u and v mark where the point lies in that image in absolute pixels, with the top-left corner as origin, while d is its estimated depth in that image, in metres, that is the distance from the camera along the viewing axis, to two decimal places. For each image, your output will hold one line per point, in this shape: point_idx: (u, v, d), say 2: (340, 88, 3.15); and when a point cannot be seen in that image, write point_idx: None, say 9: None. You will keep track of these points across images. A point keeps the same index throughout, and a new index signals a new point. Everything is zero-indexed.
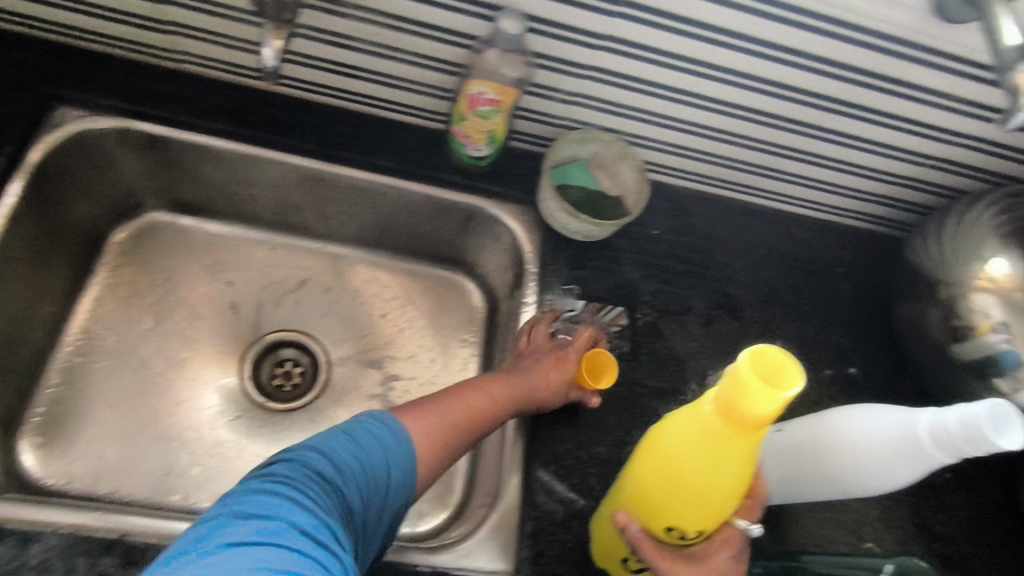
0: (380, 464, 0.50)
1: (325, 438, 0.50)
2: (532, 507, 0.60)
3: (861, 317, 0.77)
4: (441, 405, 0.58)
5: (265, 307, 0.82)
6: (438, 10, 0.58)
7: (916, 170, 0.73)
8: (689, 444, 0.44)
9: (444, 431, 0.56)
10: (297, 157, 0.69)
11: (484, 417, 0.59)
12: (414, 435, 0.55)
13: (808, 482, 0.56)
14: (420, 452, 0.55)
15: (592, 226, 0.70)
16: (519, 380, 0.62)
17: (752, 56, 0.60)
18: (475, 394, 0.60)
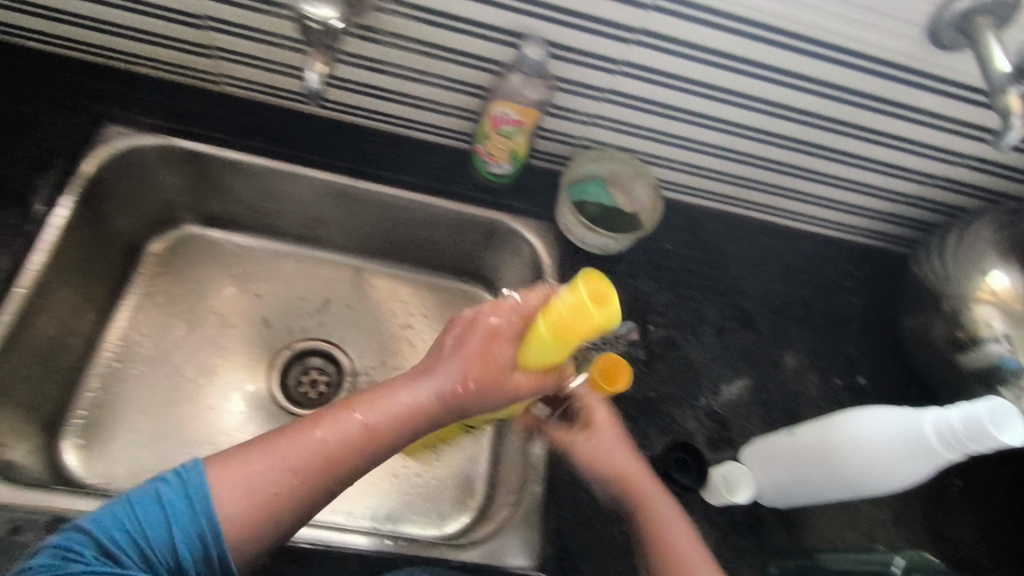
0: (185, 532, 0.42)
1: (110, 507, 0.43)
2: (555, 506, 0.64)
3: (867, 329, 0.81)
4: (287, 438, 0.47)
5: (293, 317, 0.85)
6: (466, 38, 0.62)
7: (918, 189, 0.77)
8: (535, 361, 0.50)
9: (289, 476, 0.46)
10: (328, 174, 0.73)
11: (348, 454, 0.48)
12: (244, 483, 0.45)
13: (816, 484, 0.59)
14: (253, 503, 0.44)
15: (609, 240, 0.74)
16: (398, 400, 0.50)
17: (762, 81, 0.64)
18: (344, 419, 0.49)
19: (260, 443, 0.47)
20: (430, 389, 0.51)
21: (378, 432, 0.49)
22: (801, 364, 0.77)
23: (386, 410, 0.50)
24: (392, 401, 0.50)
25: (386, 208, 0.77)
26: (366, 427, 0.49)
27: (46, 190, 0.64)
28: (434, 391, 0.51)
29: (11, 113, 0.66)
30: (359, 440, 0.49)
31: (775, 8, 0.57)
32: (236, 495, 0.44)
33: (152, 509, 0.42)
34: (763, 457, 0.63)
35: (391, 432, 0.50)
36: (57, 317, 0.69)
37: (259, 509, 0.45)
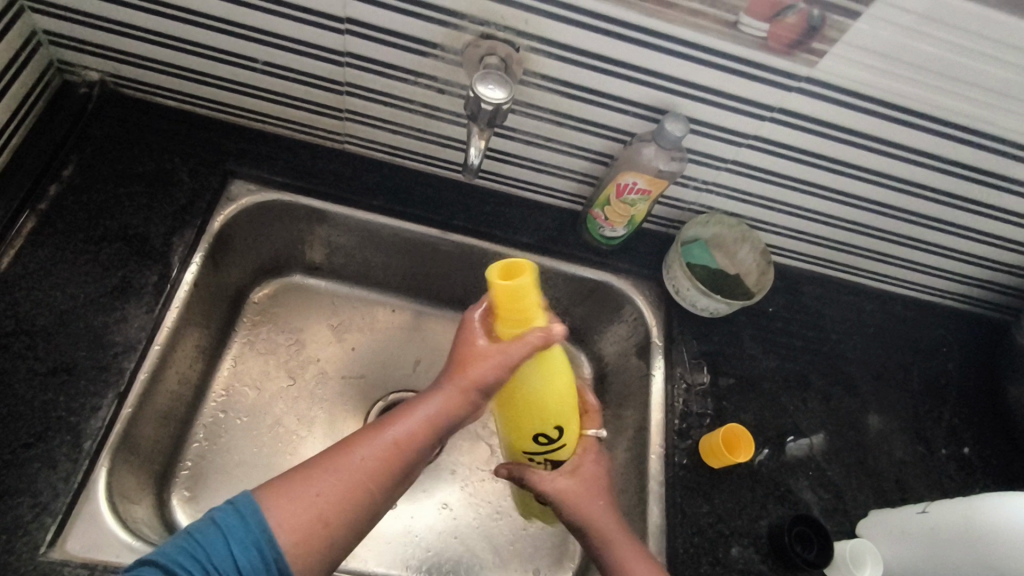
0: (246, 546, 0.45)
1: (177, 540, 0.45)
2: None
3: (968, 397, 0.80)
4: (323, 463, 0.51)
5: (389, 369, 0.83)
6: (605, 110, 0.63)
7: (1020, 260, 0.77)
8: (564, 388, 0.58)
9: (330, 502, 0.49)
10: (442, 233, 0.75)
11: (390, 463, 0.52)
12: (298, 505, 0.48)
13: (943, 565, 0.61)
14: (315, 522, 0.48)
15: (721, 305, 0.73)
16: (424, 410, 0.54)
17: (889, 158, 0.65)
18: (376, 437, 0.52)
19: (309, 469, 0.50)
20: (449, 394, 0.54)
21: (406, 441, 0.53)
22: (907, 433, 0.77)
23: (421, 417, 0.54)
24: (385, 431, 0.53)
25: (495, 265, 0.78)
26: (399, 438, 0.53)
27: (181, 248, 0.66)
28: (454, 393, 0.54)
29: (151, 170, 0.69)
30: (394, 455, 0.52)
31: (915, 93, 0.58)
32: (292, 521, 0.47)
33: (213, 532, 0.45)
34: (889, 531, 0.66)
35: (407, 449, 0.53)
36: (179, 369, 0.69)
37: (313, 531, 0.47)
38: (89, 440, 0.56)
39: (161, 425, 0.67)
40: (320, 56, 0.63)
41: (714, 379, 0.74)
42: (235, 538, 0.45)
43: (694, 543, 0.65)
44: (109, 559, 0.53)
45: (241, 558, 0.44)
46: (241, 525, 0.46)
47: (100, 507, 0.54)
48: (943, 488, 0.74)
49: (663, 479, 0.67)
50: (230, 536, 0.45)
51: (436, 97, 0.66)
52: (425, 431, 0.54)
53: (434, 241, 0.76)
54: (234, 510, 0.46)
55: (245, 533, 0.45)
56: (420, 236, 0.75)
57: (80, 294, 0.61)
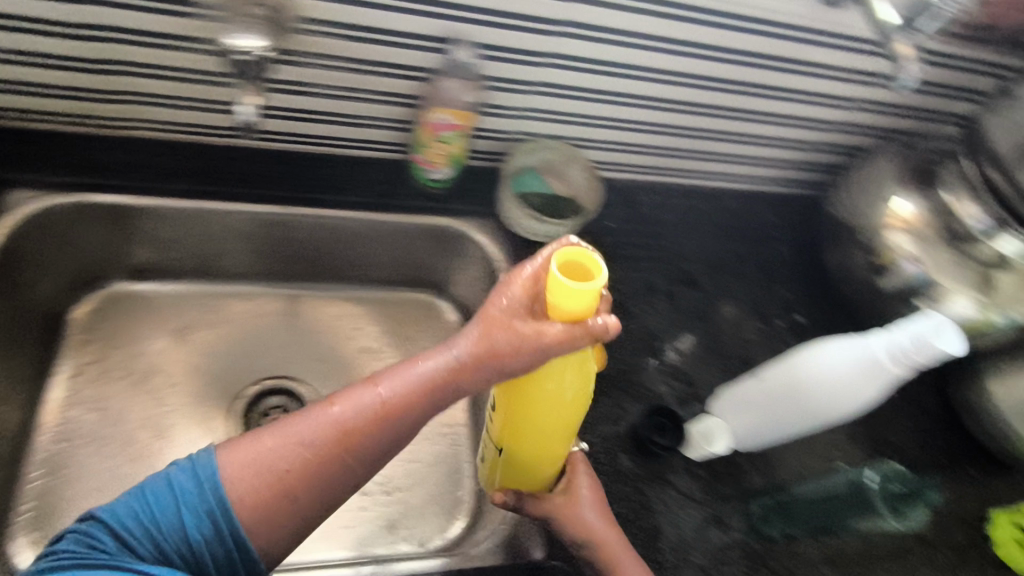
0: (194, 511, 0.43)
1: (137, 492, 0.44)
2: None
3: (795, 271, 0.87)
4: (291, 425, 0.45)
5: (248, 360, 0.81)
6: (393, 48, 0.61)
7: (820, 137, 0.83)
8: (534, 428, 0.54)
9: (294, 448, 0.44)
10: (263, 206, 0.73)
11: (361, 434, 0.45)
12: (251, 468, 0.44)
13: (803, 411, 0.67)
14: (268, 479, 0.43)
15: (556, 227, 0.76)
16: (423, 372, 0.46)
17: (677, 55, 0.67)
18: (394, 393, 0.46)
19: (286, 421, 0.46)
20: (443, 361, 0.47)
21: (389, 413, 0.46)
22: (747, 315, 0.82)
23: (406, 385, 0.46)
24: (372, 389, 0.46)
25: (333, 234, 0.77)
26: (384, 406, 0.46)
27: None
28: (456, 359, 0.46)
29: None
30: (368, 426, 0.45)
31: None
32: (240, 475, 0.43)
33: (157, 493, 0.43)
34: (730, 404, 0.70)
35: (387, 423, 0.46)
36: None
37: (272, 502, 0.43)
38: None
39: None
40: (67, 35, 0.58)
41: None
42: (182, 506, 0.43)
43: None
44: None
45: (190, 524, 0.42)
46: (194, 494, 0.43)
47: None
48: None
49: None
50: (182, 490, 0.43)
51: (206, 60, 0.62)
52: (415, 399, 0.46)
53: (256, 217, 0.73)
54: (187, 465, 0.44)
55: (193, 496, 0.43)
56: (240, 215, 0.73)
57: None
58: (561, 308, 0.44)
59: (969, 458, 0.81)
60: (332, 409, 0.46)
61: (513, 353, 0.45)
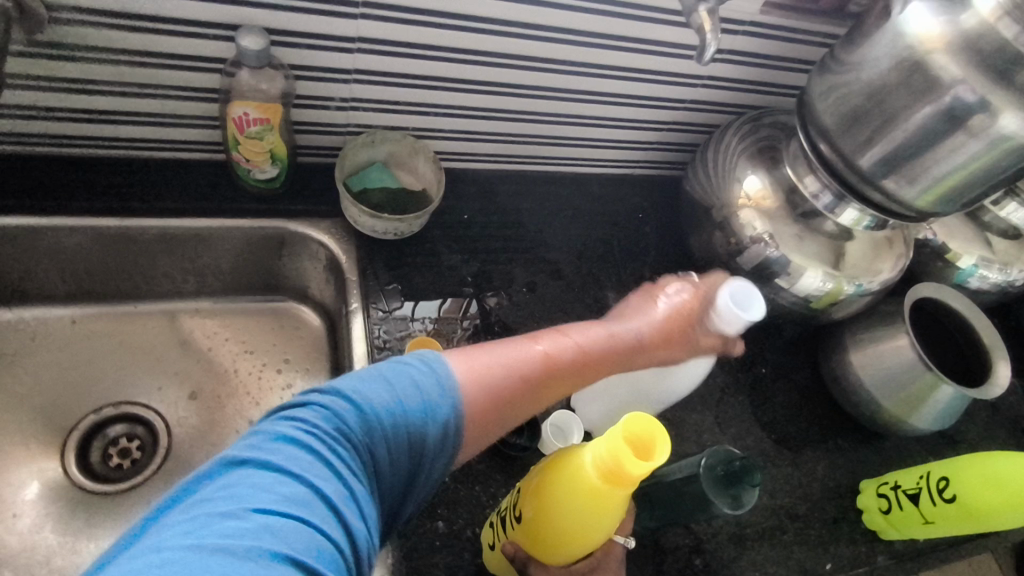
0: (418, 406, 0.44)
1: (366, 376, 0.44)
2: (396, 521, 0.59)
3: (665, 252, 0.86)
4: (482, 350, 0.51)
5: (83, 386, 0.75)
6: (174, 38, 0.56)
7: (675, 116, 0.81)
8: (576, 505, 0.50)
9: (490, 377, 0.49)
10: (95, 218, 0.66)
11: (533, 377, 0.52)
12: (478, 376, 0.48)
13: (627, 375, 0.66)
14: (499, 399, 0.49)
15: (399, 223, 0.71)
16: (566, 341, 0.56)
17: (499, 37, 0.64)
18: (487, 360, 0.50)
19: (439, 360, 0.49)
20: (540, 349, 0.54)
21: (574, 358, 0.56)
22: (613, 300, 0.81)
23: (587, 342, 0.58)
24: (495, 351, 0.52)
25: (184, 245, 0.70)
26: (548, 358, 0.54)
27: None
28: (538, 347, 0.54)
29: None
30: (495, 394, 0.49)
31: None
32: (473, 382, 0.48)
33: (398, 382, 0.44)
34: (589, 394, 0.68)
35: (518, 389, 0.51)
36: None
37: (491, 413, 0.48)
38: None
39: None
40: None
41: (415, 300, 0.72)
42: (408, 406, 0.43)
43: None
44: None
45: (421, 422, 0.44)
46: (411, 394, 0.44)
47: None
48: None
49: None
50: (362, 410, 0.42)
51: None
52: (603, 352, 0.59)
53: (97, 232, 0.66)
54: (343, 392, 0.42)
55: (428, 389, 0.45)
56: (31, 229, 0.64)
57: None
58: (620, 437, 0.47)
59: (840, 428, 0.81)
60: (523, 345, 0.54)
61: (581, 360, 0.56)
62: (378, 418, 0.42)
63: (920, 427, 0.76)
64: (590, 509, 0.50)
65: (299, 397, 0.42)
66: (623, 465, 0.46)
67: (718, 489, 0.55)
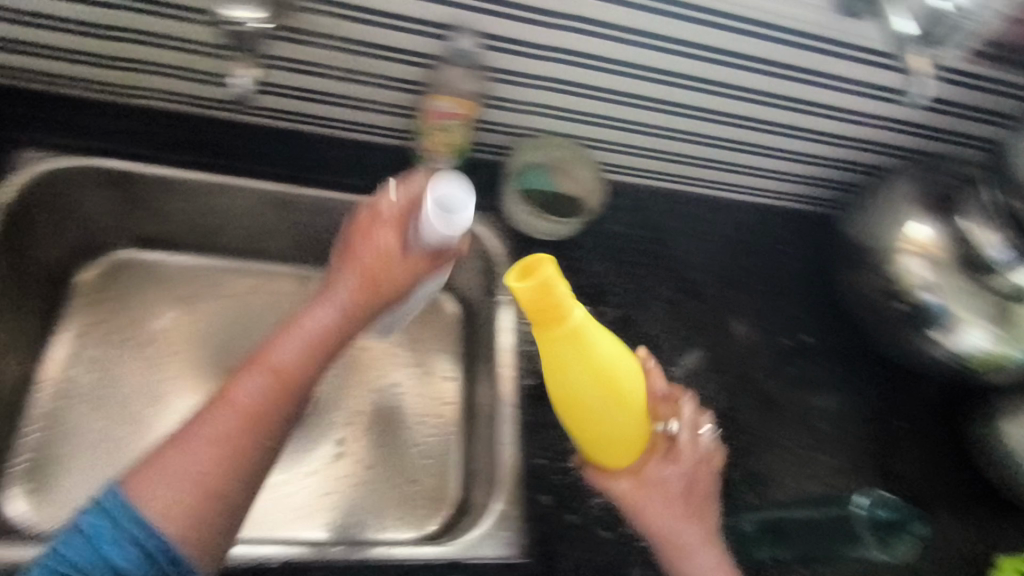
0: (126, 546, 0.44)
1: (96, 518, 0.44)
2: (534, 504, 0.65)
3: (808, 288, 0.84)
4: (268, 355, 0.53)
5: (244, 335, 0.82)
6: (395, 32, 0.61)
7: (837, 151, 0.80)
8: (589, 392, 0.56)
9: (206, 462, 0.48)
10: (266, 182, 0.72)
11: (333, 332, 0.55)
12: (286, 342, 0.54)
13: None
14: (300, 352, 0.54)
15: (556, 225, 0.76)
16: (303, 330, 0.55)
17: (688, 58, 0.65)
18: (290, 340, 0.54)
19: (188, 430, 0.49)
20: (329, 312, 0.56)
21: (331, 334, 0.55)
22: (750, 329, 0.80)
23: (298, 337, 0.54)
24: (294, 334, 0.54)
25: (341, 217, 0.77)
26: (286, 364, 0.53)
27: None
28: (338, 311, 0.56)
29: None
30: (296, 366, 0.53)
31: None
32: (163, 505, 0.45)
33: (108, 536, 0.44)
34: None
35: (314, 352, 0.54)
36: None
37: (217, 483, 0.48)
38: None
39: None
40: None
41: None
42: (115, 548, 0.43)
43: (546, 458, 0.67)
44: None
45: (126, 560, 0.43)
46: (114, 529, 0.44)
47: None
48: (784, 378, 0.79)
49: (515, 401, 0.69)
50: (101, 544, 0.43)
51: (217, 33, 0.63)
52: (315, 345, 0.54)
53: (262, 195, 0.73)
54: (102, 513, 0.44)
55: (127, 532, 0.44)
56: (234, 189, 0.72)
57: None
58: (547, 302, 0.51)
59: (983, 498, 0.76)
60: (272, 356, 0.53)
61: (378, 271, 0.57)
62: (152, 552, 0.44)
63: None
64: (610, 403, 0.57)
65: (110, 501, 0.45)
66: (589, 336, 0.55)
67: (869, 530, 0.55)
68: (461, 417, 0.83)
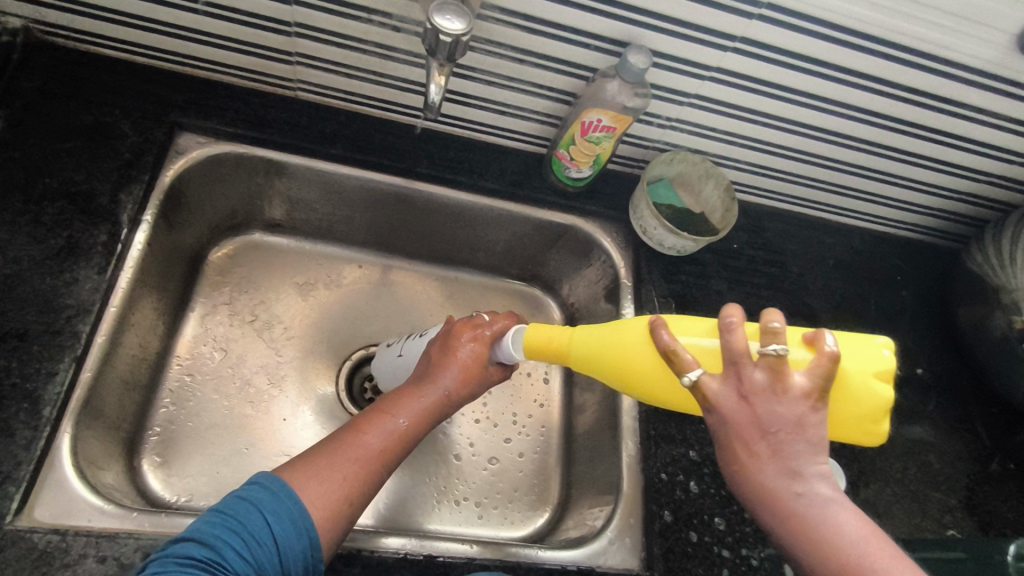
0: (282, 520, 0.48)
1: (250, 489, 0.49)
2: (655, 521, 0.63)
3: (920, 320, 0.84)
4: (338, 450, 0.54)
5: (360, 324, 0.84)
6: (565, 45, 0.62)
7: (972, 187, 0.79)
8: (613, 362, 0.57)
9: (341, 482, 0.52)
10: (392, 177, 0.74)
11: (435, 410, 0.60)
12: (320, 485, 0.51)
13: None
14: (338, 501, 0.51)
15: (690, 243, 0.74)
16: (428, 395, 0.60)
17: (850, 87, 0.65)
18: (387, 432, 0.56)
19: (315, 457, 0.53)
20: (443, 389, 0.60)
21: (408, 434, 0.58)
22: None
23: (412, 409, 0.59)
24: (416, 400, 0.59)
25: (465, 216, 0.78)
26: (401, 431, 0.57)
27: (131, 205, 0.63)
28: (446, 391, 0.60)
29: (95, 126, 0.65)
30: (416, 427, 0.58)
31: (880, 18, 0.58)
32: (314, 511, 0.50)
33: (261, 506, 0.48)
34: None
35: (435, 417, 0.60)
36: (141, 331, 0.68)
37: (335, 506, 0.51)
38: (49, 406, 0.54)
39: (127, 389, 0.67)
40: None
41: (683, 315, 0.75)
42: (274, 517, 0.47)
43: (669, 472, 0.66)
44: (82, 524, 0.52)
45: (280, 532, 0.47)
46: (270, 501, 0.48)
47: (69, 475, 0.53)
48: (897, 410, 0.78)
49: (638, 414, 0.69)
50: (270, 513, 0.48)
51: (392, 36, 0.63)
52: (425, 417, 0.59)
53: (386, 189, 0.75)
54: (263, 488, 0.49)
55: (280, 506, 0.48)
56: (368, 180, 0.73)
57: (25, 256, 0.59)
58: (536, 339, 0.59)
59: None
60: (364, 437, 0.55)
61: (483, 364, 0.63)
62: (290, 531, 0.47)
63: None
64: (638, 376, 0.56)
65: (257, 481, 0.50)
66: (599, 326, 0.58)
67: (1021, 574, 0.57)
68: (563, 422, 0.84)
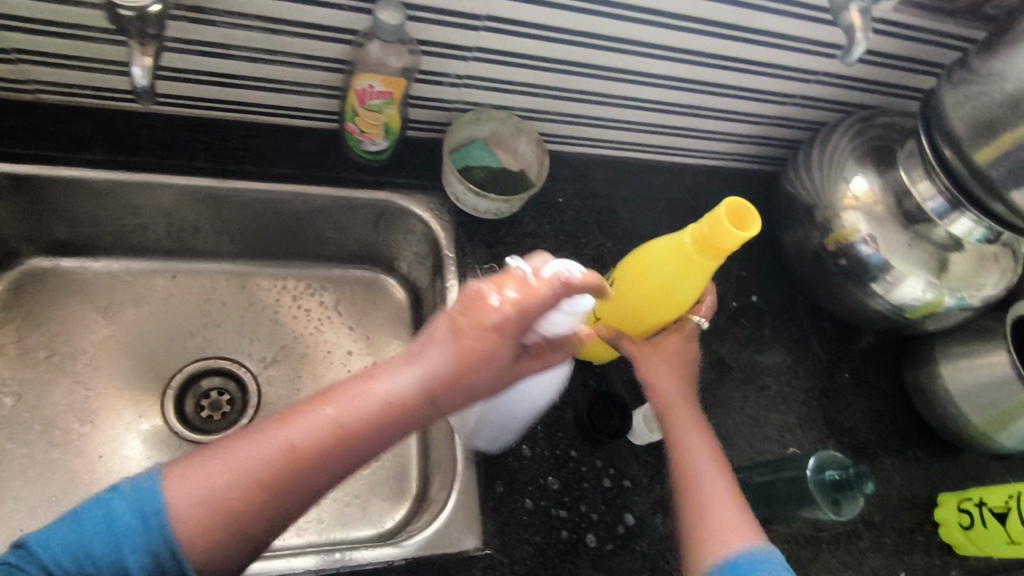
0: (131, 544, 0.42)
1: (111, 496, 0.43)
2: (489, 496, 0.62)
3: (753, 248, 0.85)
4: (243, 440, 0.45)
5: (178, 339, 0.77)
6: (312, 8, 0.58)
7: (780, 111, 0.80)
8: (661, 259, 0.59)
9: (235, 485, 0.44)
10: (193, 177, 0.68)
11: (403, 408, 0.47)
12: (196, 492, 0.43)
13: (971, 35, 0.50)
14: (215, 509, 0.43)
15: (501, 204, 0.71)
16: (371, 395, 0.47)
17: (625, 22, 0.63)
18: (311, 423, 0.46)
19: (225, 446, 0.45)
20: (417, 382, 0.47)
21: (343, 434, 0.46)
22: None
23: (354, 403, 0.46)
24: (366, 394, 0.47)
25: (267, 207, 0.72)
26: (338, 426, 0.45)
27: None
28: (422, 387, 0.47)
29: None
30: (362, 427, 0.46)
31: None
32: (181, 518, 0.43)
33: (114, 522, 0.42)
34: None
35: (398, 420, 0.47)
36: None
37: (214, 522, 0.43)
38: None
39: None
40: None
41: None
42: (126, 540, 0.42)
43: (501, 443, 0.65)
44: None
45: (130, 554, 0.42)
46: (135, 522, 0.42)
47: None
48: (736, 340, 0.79)
49: None
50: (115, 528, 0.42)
51: (86, 14, 0.57)
52: (380, 418, 0.46)
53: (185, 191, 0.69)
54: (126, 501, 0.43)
55: (135, 528, 0.42)
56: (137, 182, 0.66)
57: None
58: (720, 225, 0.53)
59: (924, 440, 0.80)
60: (285, 426, 0.45)
61: (475, 356, 0.48)
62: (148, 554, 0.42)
63: (1005, 442, 0.75)
64: (645, 295, 0.61)
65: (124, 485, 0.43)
66: (719, 239, 0.53)
67: (822, 493, 0.60)
68: None
